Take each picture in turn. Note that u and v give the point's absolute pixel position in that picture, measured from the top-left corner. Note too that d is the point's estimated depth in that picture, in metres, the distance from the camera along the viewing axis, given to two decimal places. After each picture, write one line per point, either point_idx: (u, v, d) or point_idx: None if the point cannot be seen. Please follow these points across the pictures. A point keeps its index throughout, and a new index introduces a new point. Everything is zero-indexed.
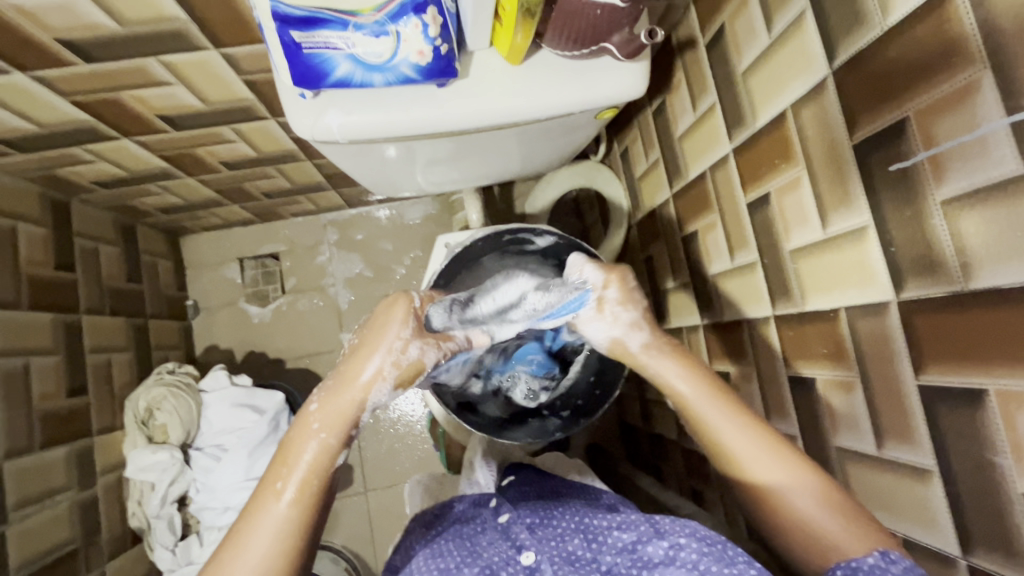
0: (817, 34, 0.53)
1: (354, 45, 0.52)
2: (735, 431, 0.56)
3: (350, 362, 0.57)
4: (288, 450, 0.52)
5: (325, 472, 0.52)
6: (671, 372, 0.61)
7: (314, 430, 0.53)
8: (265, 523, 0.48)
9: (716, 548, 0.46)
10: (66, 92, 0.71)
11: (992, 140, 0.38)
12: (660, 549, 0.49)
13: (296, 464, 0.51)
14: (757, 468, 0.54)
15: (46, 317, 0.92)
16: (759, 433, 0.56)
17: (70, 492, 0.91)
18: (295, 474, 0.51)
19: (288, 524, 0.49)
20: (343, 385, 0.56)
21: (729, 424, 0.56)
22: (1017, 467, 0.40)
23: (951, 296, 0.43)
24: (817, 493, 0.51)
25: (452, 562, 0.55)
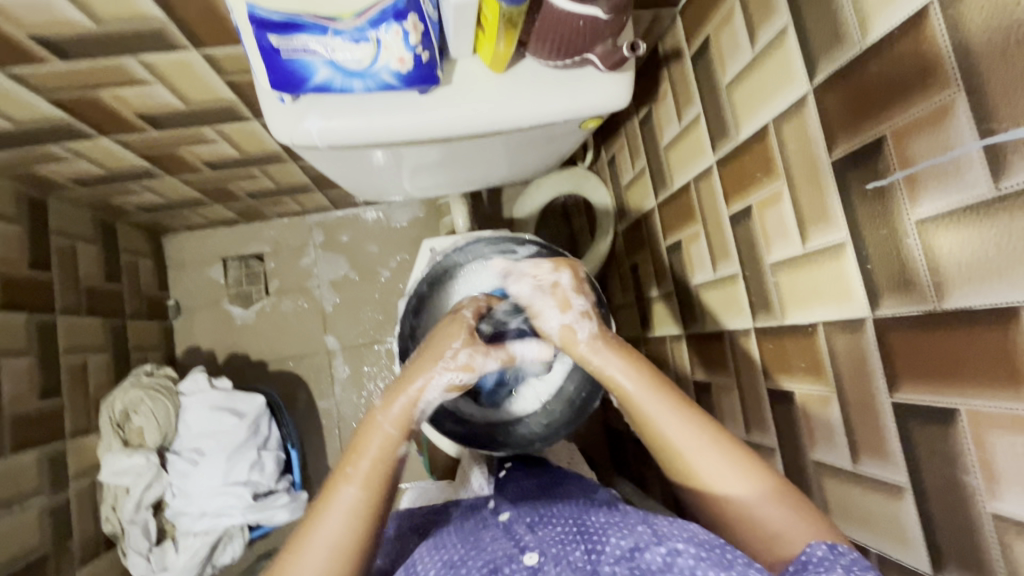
0: (798, 50, 0.53)
1: (333, 51, 0.51)
2: (660, 410, 0.55)
3: (415, 364, 0.59)
4: (360, 443, 0.55)
5: (389, 460, 0.54)
6: (613, 365, 0.59)
7: (382, 424, 0.56)
8: (338, 509, 0.51)
9: (714, 552, 0.46)
10: (41, 90, 0.69)
11: (965, 163, 0.38)
12: (657, 555, 0.48)
13: (367, 453, 0.54)
14: (665, 425, 0.55)
15: (19, 317, 0.90)
16: (681, 412, 0.55)
17: (41, 496, 0.89)
18: (363, 462, 0.53)
19: (360, 510, 0.51)
20: (398, 392, 0.58)
21: (670, 417, 0.55)
22: (988, 486, 0.40)
23: (924, 315, 0.43)
24: (768, 495, 0.50)
25: (456, 554, 0.54)
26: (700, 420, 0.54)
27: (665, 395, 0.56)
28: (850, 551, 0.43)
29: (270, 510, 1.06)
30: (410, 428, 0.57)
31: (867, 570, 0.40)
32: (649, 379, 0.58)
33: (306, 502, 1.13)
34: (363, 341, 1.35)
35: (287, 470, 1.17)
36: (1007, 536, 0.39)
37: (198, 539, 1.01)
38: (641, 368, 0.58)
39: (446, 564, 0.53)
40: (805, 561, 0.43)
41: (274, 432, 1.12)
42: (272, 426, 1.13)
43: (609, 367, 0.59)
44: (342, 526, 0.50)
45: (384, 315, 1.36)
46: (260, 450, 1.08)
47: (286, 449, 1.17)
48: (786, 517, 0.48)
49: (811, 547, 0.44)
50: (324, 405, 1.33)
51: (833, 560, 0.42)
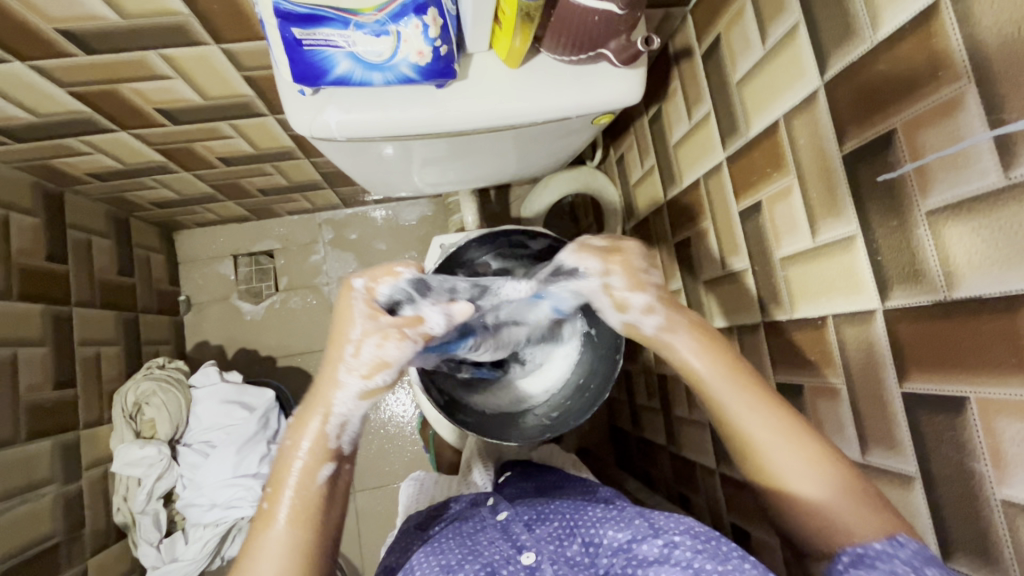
0: (809, 46, 0.54)
1: (354, 44, 0.52)
2: (765, 428, 0.53)
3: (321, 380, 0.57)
4: (279, 480, 0.55)
5: (313, 493, 0.54)
6: (691, 352, 0.59)
7: (300, 455, 0.55)
8: (267, 550, 0.51)
9: (710, 544, 0.47)
10: (64, 83, 0.71)
11: (974, 153, 0.39)
12: (654, 546, 0.49)
13: (288, 492, 0.54)
14: (749, 421, 0.54)
15: (35, 308, 0.92)
16: (769, 415, 0.54)
17: (54, 485, 0.90)
18: (285, 495, 0.54)
19: (295, 546, 0.51)
20: (309, 415, 0.56)
21: (766, 432, 0.53)
22: (996, 473, 0.41)
23: (934, 304, 0.44)
24: (842, 493, 0.49)
25: (454, 558, 0.53)
26: (785, 418, 0.54)
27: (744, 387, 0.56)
28: (910, 542, 0.45)
29: None
30: (333, 450, 0.56)
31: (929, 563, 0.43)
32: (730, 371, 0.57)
33: None
34: None
35: None
36: (1015, 522, 0.40)
37: (208, 531, 1.02)
38: (724, 356, 0.58)
39: (443, 569, 0.51)
40: (861, 556, 0.47)
41: (284, 426, 1.13)
42: (281, 420, 1.14)
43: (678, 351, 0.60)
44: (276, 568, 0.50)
45: None
46: (269, 443, 1.09)
47: None
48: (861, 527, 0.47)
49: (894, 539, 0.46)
50: None
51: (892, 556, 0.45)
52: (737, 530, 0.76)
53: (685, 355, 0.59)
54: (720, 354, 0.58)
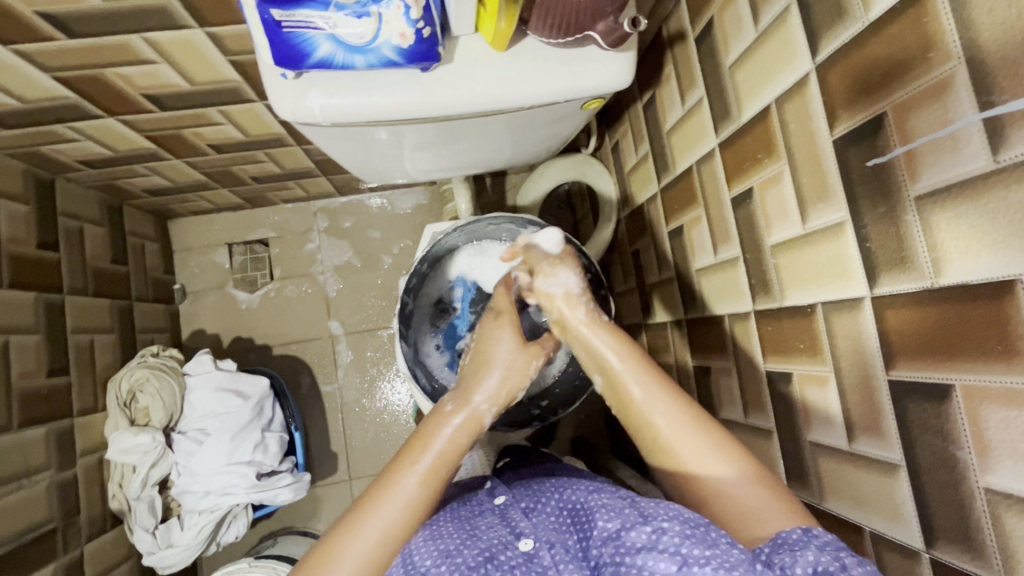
0: (801, 28, 0.53)
1: (335, 26, 0.51)
2: (646, 392, 0.60)
3: (481, 355, 0.71)
4: (424, 439, 0.61)
5: (450, 454, 0.60)
6: (604, 345, 0.66)
7: (451, 427, 0.62)
8: (395, 499, 0.55)
9: (699, 530, 0.47)
10: (48, 68, 0.70)
11: (963, 137, 0.38)
12: (643, 534, 0.48)
13: (432, 446, 0.59)
14: (658, 420, 0.57)
15: (27, 296, 0.92)
16: (665, 393, 0.59)
17: (49, 471, 0.90)
18: (428, 455, 0.58)
19: (413, 504, 0.55)
20: (468, 397, 0.66)
21: (659, 404, 0.58)
22: (980, 461, 0.40)
23: (921, 291, 0.43)
24: (749, 478, 0.51)
25: (453, 543, 0.52)
26: (701, 420, 0.56)
27: (652, 380, 0.61)
28: (824, 534, 0.44)
29: (274, 490, 1.07)
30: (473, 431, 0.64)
31: (842, 551, 0.42)
32: (641, 367, 0.63)
33: (309, 483, 1.14)
34: (367, 326, 1.36)
35: (291, 452, 1.18)
36: (998, 510, 0.39)
37: (203, 517, 1.02)
38: (637, 356, 0.64)
39: (442, 553, 0.51)
40: (781, 542, 0.45)
41: (278, 414, 1.13)
42: (275, 408, 1.14)
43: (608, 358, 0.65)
44: (398, 513, 0.54)
45: (387, 301, 1.37)
46: (264, 431, 1.09)
47: (289, 431, 1.19)
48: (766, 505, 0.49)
49: (787, 530, 0.46)
50: (328, 389, 1.34)
51: (808, 542, 0.44)
52: None
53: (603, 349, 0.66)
54: (643, 367, 0.63)
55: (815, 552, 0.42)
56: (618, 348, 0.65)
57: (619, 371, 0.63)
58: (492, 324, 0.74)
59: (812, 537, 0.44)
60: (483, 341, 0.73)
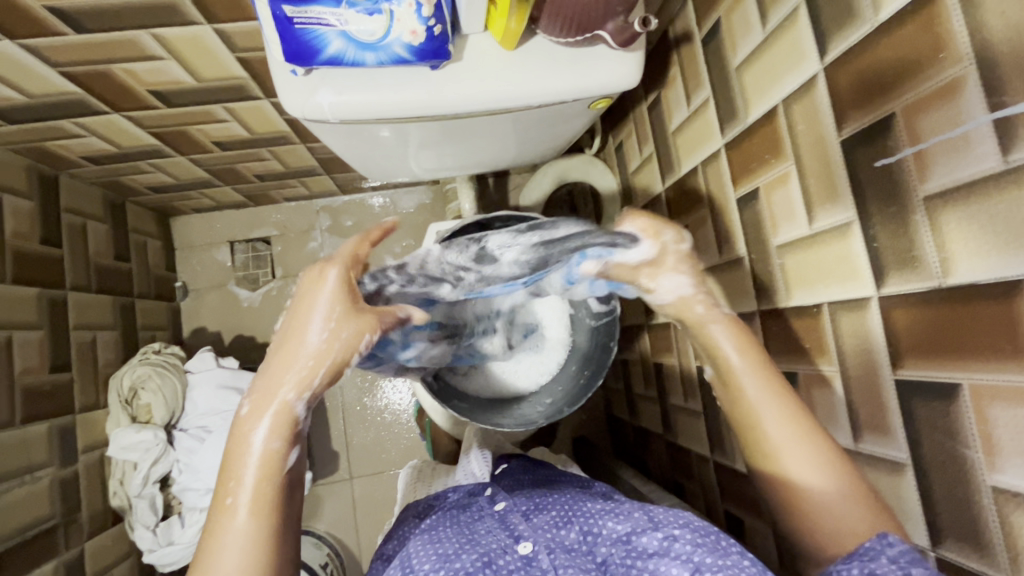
0: (809, 29, 0.53)
1: (346, 22, 0.51)
2: (764, 391, 0.56)
3: (294, 317, 0.53)
4: (234, 464, 0.50)
5: (275, 473, 0.49)
6: (724, 339, 0.60)
7: (256, 439, 0.50)
8: (229, 542, 0.47)
9: (710, 539, 0.47)
10: (56, 63, 0.70)
11: (974, 138, 0.39)
12: (654, 539, 0.49)
13: (245, 475, 0.49)
14: (767, 414, 0.55)
15: (31, 292, 0.91)
16: (776, 385, 0.56)
17: (51, 467, 0.90)
18: (246, 482, 0.49)
19: (256, 534, 0.47)
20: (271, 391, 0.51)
21: (778, 414, 0.54)
22: (987, 459, 0.41)
23: (930, 291, 0.43)
24: (850, 496, 0.49)
25: (451, 547, 0.52)
26: (798, 407, 0.54)
27: (765, 374, 0.57)
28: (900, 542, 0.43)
29: None
30: (294, 435, 0.51)
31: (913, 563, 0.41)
32: (754, 355, 0.58)
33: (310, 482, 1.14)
34: None
35: None
36: (1006, 508, 0.40)
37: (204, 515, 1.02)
38: (766, 368, 0.57)
39: (440, 557, 0.51)
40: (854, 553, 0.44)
41: None
42: None
43: (723, 352, 0.60)
44: (242, 557, 0.46)
45: None
46: None
47: None
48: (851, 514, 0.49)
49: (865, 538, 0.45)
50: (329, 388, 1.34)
51: (880, 553, 0.43)
52: (730, 518, 0.77)
53: (718, 344, 0.60)
54: (750, 349, 0.59)
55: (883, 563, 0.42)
56: (738, 346, 0.59)
57: (756, 403, 0.56)
58: (309, 278, 0.55)
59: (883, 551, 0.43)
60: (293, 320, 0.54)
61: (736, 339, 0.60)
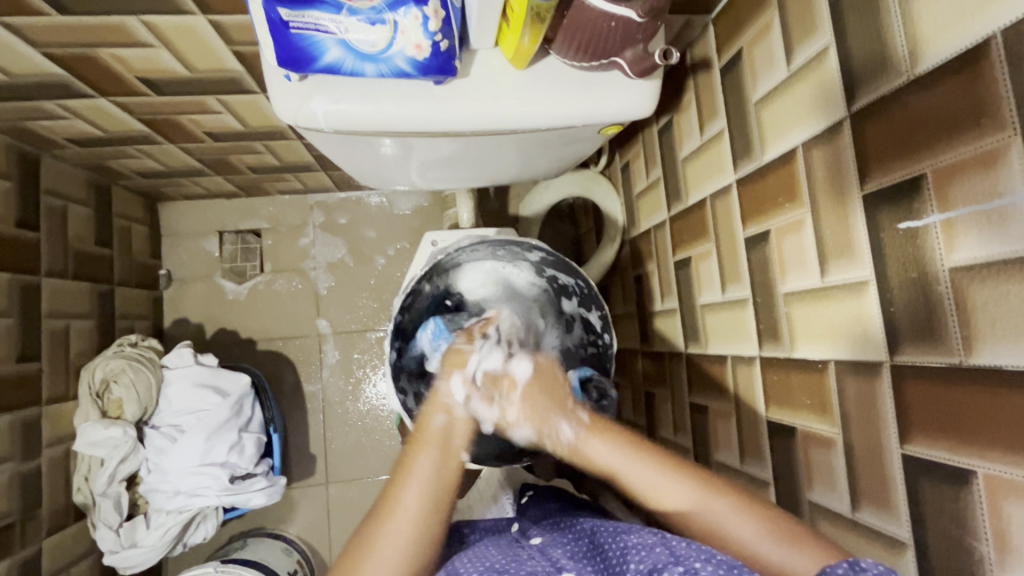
0: (838, 73, 0.50)
1: (346, 31, 0.48)
2: (625, 454, 0.58)
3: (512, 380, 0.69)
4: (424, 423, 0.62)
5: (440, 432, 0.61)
6: (590, 438, 0.60)
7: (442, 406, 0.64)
8: (416, 476, 0.56)
9: (735, 573, 0.42)
10: (37, 43, 0.66)
11: (1012, 213, 0.36)
12: (674, 574, 0.43)
13: (427, 432, 0.61)
14: (673, 496, 0.54)
15: (1, 277, 0.87)
16: (644, 455, 0.57)
17: (11, 462, 0.86)
18: (428, 437, 0.60)
19: (433, 478, 0.56)
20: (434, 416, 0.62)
21: (640, 472, 0.56)
22: (997, 557, 0.38)
23: (949, 368, 0.41)
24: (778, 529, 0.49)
25: (499, 562, 0.52)
26: (698, 475, 0.55)
27: (629, 446, 0.58)
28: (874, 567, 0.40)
29: (246, 494, 1.03)
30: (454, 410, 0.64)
31: None
32: (612, 436, 0.60)
33: (285, 487, 1.10)
34: (356, 327, 1.32)
35: (269, 454, 1.14)
36: None
37: (170, 518, 0.99)
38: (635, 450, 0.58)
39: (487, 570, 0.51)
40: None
41: (257, 415, 1.10)
42: (255, 408, 1.10)
43: (574, 416, 0.63)
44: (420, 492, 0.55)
45: (380, 304, 1.33)
46: (241, 432, 1.06)
47: (268, 432, 1.15)
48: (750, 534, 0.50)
49: (832, 564, 0.42)
50: (311, 389, 1.31)
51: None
52: None
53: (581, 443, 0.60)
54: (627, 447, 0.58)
55: None
56: (608, 445, 0.59)
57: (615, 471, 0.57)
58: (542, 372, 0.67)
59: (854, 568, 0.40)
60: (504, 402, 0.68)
61: (591, 417, 0.62)
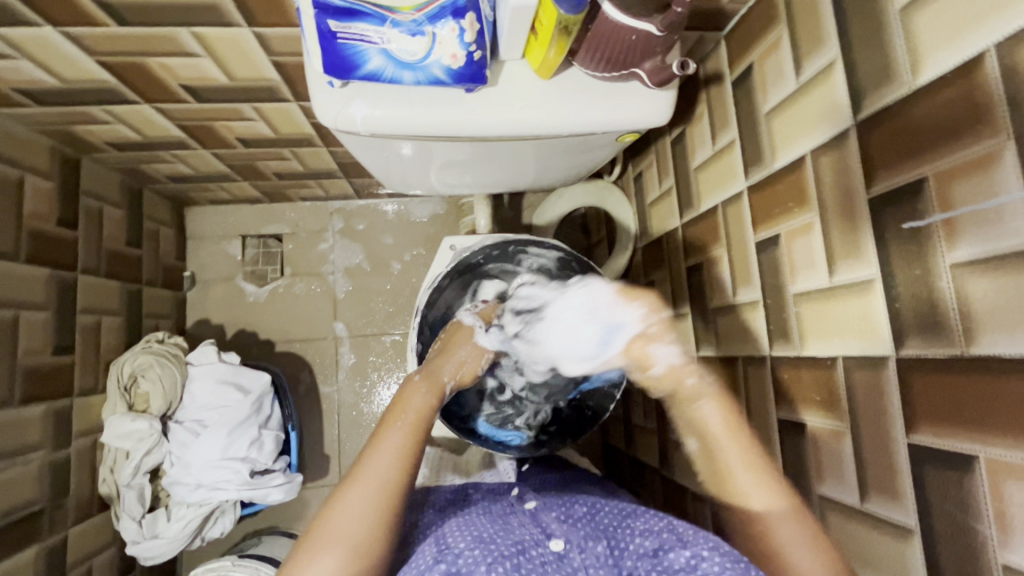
0: (844, 85, 0.53)
1: (388, 41, 0.52)
2: (724, 428, 0.58)
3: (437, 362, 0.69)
4: (378, 440, 0.58)
5: (407, 456, 0.57)
6: (713, 416, 0.59)
7: (399, 422, 0.59)
8: (359, 500, 0.53)
9: (741, 565, 0.44)
10: (93, 51, 0.70)
11: (1007, 211, 0.39)
12: (682, 556, 0.46)
13: (383, 447, 0.57)
14: (754, 498, 0.54)
15: (41, 272, 0.91)
16: (765, 468, 0.55)
17: (43, 450, 0.89)
18: (383, 454, 0.56)
19: (378, 502, 0.53)
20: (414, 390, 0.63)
21: (736, 446, 0.56)
22: (1000, 537, 0.40)
23: (951, 359, 0.43)
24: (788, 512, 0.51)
25: (488, 532, 0.50)
26: (767, 462, 0.56)
27: (747, 455, 0.56)
28: None
29: (265, 489, 1.05)
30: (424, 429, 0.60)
31: None
32: (739, 437, 0.57)
33: (301, 484, 1.12)
34: (371, 330, 1.36)
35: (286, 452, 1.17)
36: None
37: (191, 510, 1.01)
38: (741, 428, 0.58)
39: (476, 539, 0.49)
40: None
41: (276, 412, 1.13)
42: (274, 406, 1.13)
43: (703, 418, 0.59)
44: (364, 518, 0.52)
45: (395, 308, 1.36)
46: (261, 428, 1.09)
47: (285, 430, 1.18)
48: (794, 535, 0.51)
49: None
50: (327, 390, 1.33)
51: None
52: None
53: (702, 415, 0.59)
54: (730, 418, 0.58)
55: None
56: (722, 415, 0.58)
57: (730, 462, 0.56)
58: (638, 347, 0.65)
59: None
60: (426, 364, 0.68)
61: (726, 425, 0.58)
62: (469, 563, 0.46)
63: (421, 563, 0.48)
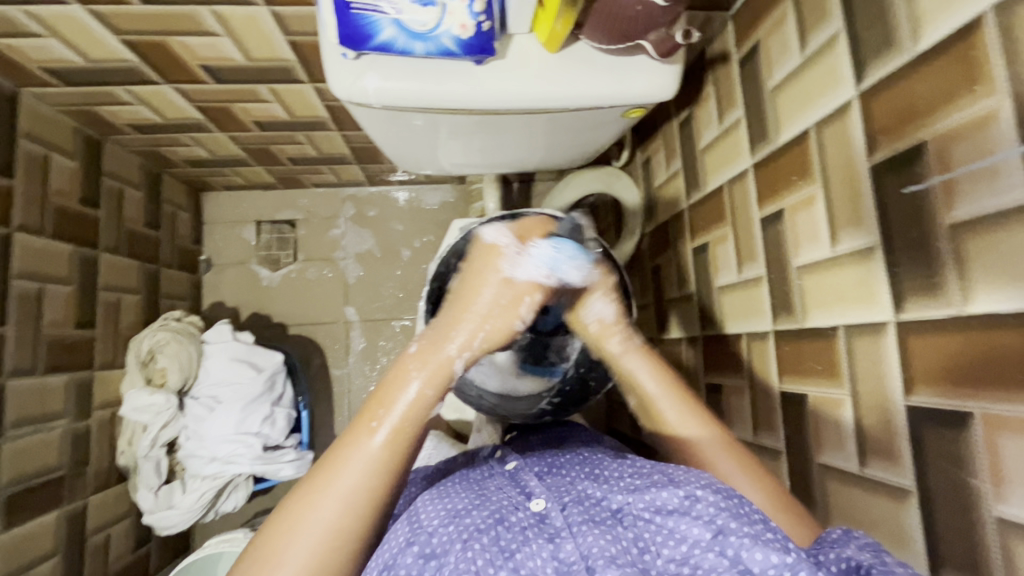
0: (847, 55, 0.54)
1: (401, 12, 0.54)
2: (653, 378, 0.62)
3: (451, 309, 0.57)
4: (387, 392, 0.52)
5: (417, 417, 0.52)
6: (641, 370, 0.63)
7: (416, 377, 0.53)
8: (361, 460, 0.49)
9: (733, 502, 0.44)
10: (117, 30, 0.73)
11: (1003, 168, 0.39)
12: (675, 496, 0.46)
13: (394, 406, 0.51)
14: (686, 429, 0.58)
15: (65, 248, 0.95)
16: (692, 405, 0.60)
17: (65, 419, 0.93)
18: (392, 414, 0.51)
19: (383, 464, 0.49)
20: (442, 341, 0.55)
21: (666, 392, 0.61)
22: (994, 490, 0.41)
23: (948, 318, 0.44)
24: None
25: (461, 504, 0.49)
26: (690, 397, 0.61)
27: (677, 394, 0.60)
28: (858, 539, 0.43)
29: (276, 464, 1.08)
30: (444, 384, 0.54)
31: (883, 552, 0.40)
32: (664, 376, 0.62)
33: (311, 462, 1.14)
34: (382, 315, 1.38)
35: (297, 430, 1.19)
36: (1009, 540, 0.40)
37: (205, 483, 1.04)
38: (666, 373, 0.62)
39: (449, 514, 0.48)
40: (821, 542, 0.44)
41: (288, 391, 1.15)
42: (286, 385, 1.16)
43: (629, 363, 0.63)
44: (364, 479, 0.48)
45: (405, 294, 1.39)
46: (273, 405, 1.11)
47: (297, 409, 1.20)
48: (729, 467, 0.54)
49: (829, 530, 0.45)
50: (337, 373, 1.36)
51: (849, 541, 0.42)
52: None
53: (635, 371, 0.63)
54: (662, 370, 0.62)
55: (856, 549, 0.41)
56: (653, 370, 0.62)
57: (654, 398, 0.61)
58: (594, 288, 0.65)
59: (831, 542, 0.43)
60: (473, 261, 0.59)
61: (657, 374, 0.62)
62: (443, 542, 0.45)
63: (394, 545, 0.46)
